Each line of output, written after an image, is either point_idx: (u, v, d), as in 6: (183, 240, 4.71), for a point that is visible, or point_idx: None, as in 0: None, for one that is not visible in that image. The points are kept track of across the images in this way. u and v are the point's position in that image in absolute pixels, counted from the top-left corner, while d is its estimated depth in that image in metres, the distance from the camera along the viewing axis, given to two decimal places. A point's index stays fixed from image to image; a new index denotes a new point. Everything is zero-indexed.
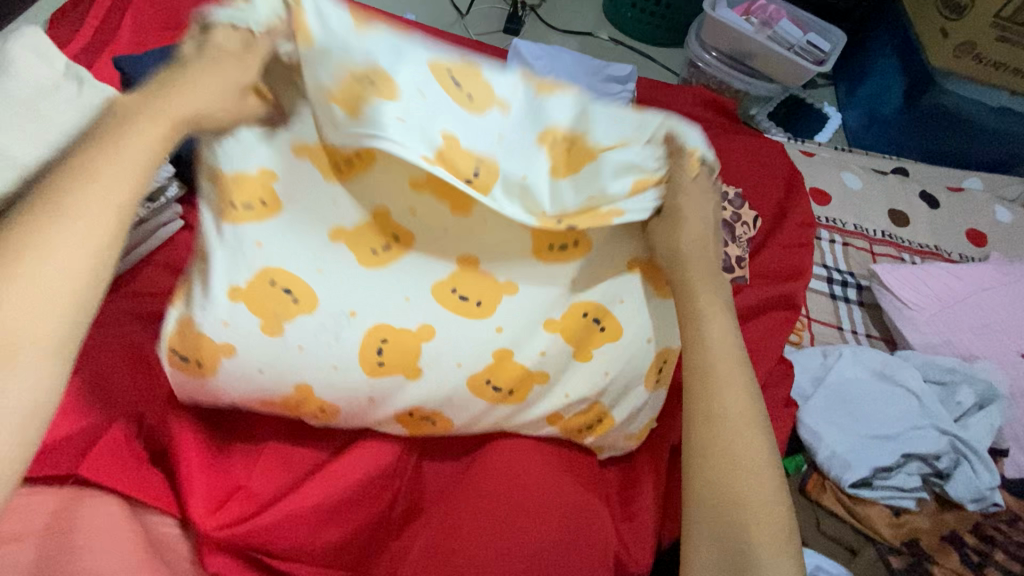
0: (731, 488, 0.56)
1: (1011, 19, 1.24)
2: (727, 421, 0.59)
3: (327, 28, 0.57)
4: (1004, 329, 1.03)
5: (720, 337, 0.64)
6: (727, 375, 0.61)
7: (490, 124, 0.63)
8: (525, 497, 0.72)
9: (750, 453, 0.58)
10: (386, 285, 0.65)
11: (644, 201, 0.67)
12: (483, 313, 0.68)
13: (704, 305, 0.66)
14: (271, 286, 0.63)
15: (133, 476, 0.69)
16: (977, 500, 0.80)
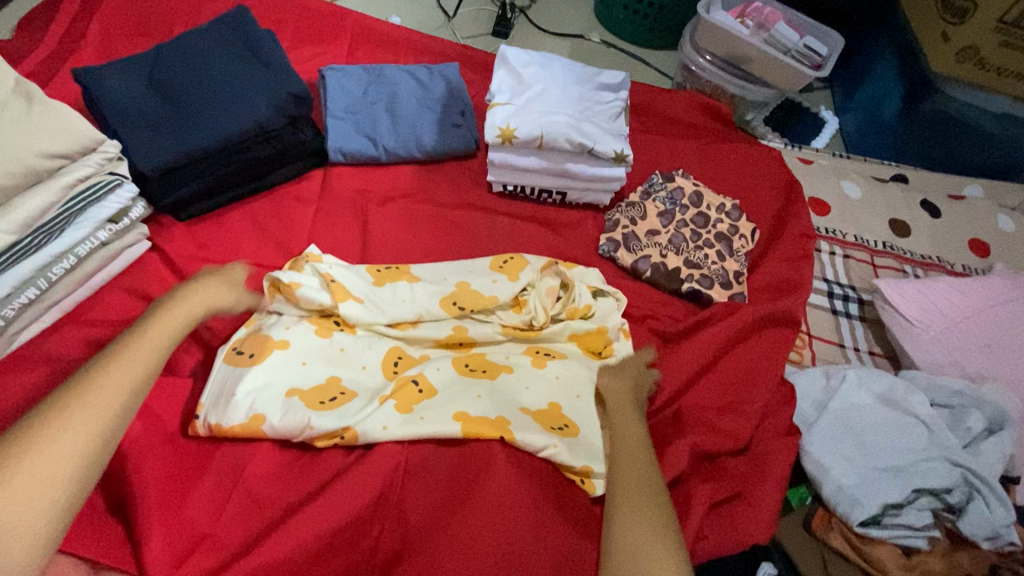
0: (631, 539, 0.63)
1: (1015, 23, 1.18)
2: (627, 489, 0.68)
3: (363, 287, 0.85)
4: (1013, 348, 0.99)
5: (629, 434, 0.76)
6: (631, 458, 0.72)
7: (491, 290, 0.89)
8: (518, 538, 0.67)
9: (649, 511, 0.66)
10: (405, 320, 0.84)
11: (576, 326, 0.90)
12: (465, 349, 0.87)
13: (618, 410, 0.79)
14: (328, 319, 0.83)
15: (97, 536, 0.62)
16: (990, 538, 0.75)
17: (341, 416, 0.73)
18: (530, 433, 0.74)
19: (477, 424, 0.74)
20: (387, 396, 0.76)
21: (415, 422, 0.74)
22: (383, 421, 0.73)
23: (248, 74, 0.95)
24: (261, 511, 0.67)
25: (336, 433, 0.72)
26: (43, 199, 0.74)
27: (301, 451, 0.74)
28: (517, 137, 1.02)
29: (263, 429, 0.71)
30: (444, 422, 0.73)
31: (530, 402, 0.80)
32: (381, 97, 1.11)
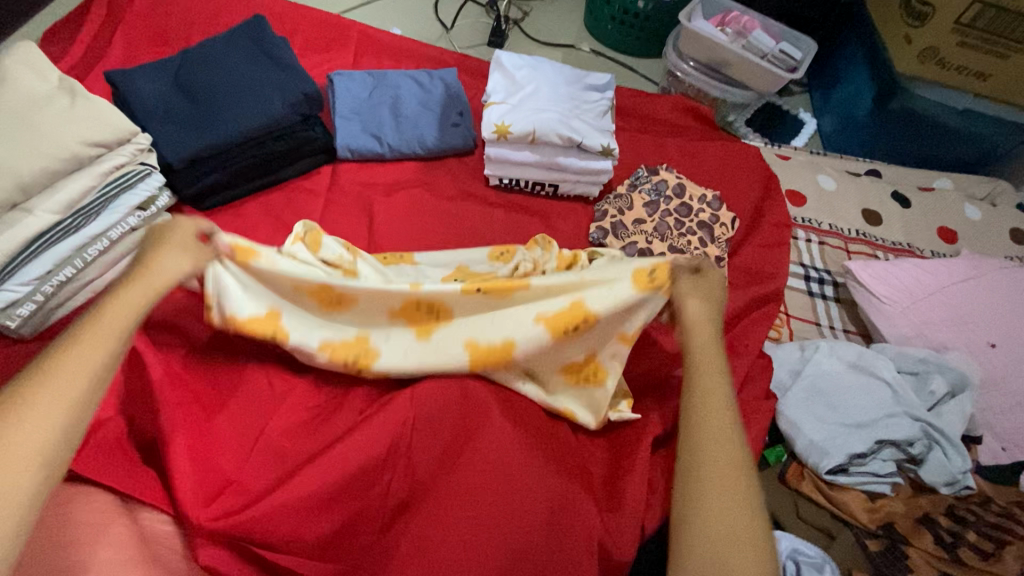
0: (717, 512, 0.61)
1: (972, 25, 1.28)
2: (715, 464, 0.64)
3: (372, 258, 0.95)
4: (976, 321, 1.06)
5: (716, 402, 0.70)
6: (717, 418, 0.68)
7: (484, 266, 0.98)
8: (516, 486, 0.73)
9: (729, 476, 0.63)
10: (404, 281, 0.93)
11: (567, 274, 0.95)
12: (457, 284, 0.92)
13: (701, 359, 0.74)
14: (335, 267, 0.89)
15: (124, 472, 0.69)
16: (950, 483, 0.83)
17: (353, 346, 0.83)
18: (534, 360, 0.84)
19: (485, 351, 0.82)
20: (397, 310, 0.84)
21: (432, 339, 0.83)
22: (402, 347, 0.83)
23: (264, 76, 1.04)
24: (281, 460, 0.74)
25: (359, 344, 0.83)
26: (82, 183, 0.82)
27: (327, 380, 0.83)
28: (512, 133, 1.11)
29: (276, 344, 0.81)
30: (457, 360, 0.83)
31: (545, 305, 0.83)
32: (385, 100, 1.20)
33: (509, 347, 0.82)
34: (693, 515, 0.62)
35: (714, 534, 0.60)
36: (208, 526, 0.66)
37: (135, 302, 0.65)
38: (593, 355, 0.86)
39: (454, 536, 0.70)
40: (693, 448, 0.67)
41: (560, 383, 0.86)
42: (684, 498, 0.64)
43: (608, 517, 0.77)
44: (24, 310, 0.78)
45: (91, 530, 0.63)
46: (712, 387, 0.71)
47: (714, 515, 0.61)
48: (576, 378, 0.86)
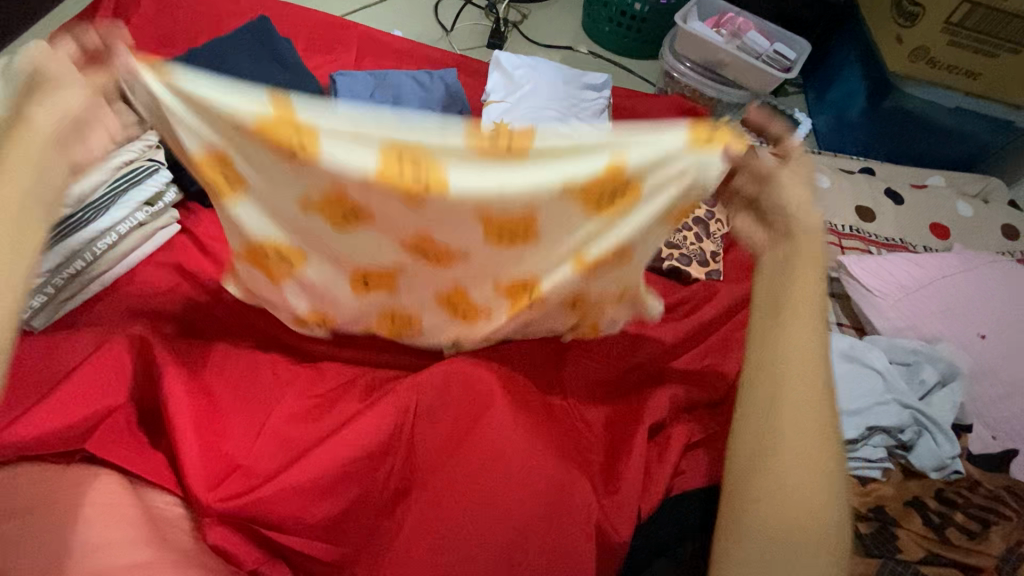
0: (796, 479, 0.52)
1: (961, 24, 1.29)
2: (796, 444, 0.53)
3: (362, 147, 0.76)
4: (968, 313, 1.08)
5: (802, 339, 0.56)
6: (802, 363, 0.55)
7: None
8: (515, 470, 0.75)
9: (815, 437, 0.53)
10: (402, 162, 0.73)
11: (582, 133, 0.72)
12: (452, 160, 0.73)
13: (796, 282, 0.58)
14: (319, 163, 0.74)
15: (138, 457, 0.72)
16: (938, 468, 0.87)
17: (352, 249, 0.71)
18: (545, 258, 0.72)
19: (501, 223, 0.66)
20: (375, 170, 0.61)
21: (427, 214, 0.65)
22: (399, 228, 0.67)
23: (268, 76, 1.06)
24: (286, 445, 0.75)
25: (343, 210, 0.66)
26: (96, 178, 0.84)
27: (326, 270, 0.75)
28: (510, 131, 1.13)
29: (263, 241, 0.72)
30: (472, 248, 0.69)
31: (575, 170, 0.63)
32: (386, 99, 1.22)
33: (533, 230, 0.68)
34: (758, 501, 0.53)
35: (779, 527, 0.52)
36: (216, 507, 0.70)
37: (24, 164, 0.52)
38: (623, 245, 0.70)
39: (456, 517, 0.72)
40: (770, 419, 0.54)
41: (578, 279, 0.74)
42: (752, 479, 0.54)
43: (607, 500, 0.79)
44: (37, 301, 0.82)
45: (102, 510, 0.65)
46: (799, 336, 0.56)
47: (786, 503, 0.52)
48: (595, 270, 0.73)
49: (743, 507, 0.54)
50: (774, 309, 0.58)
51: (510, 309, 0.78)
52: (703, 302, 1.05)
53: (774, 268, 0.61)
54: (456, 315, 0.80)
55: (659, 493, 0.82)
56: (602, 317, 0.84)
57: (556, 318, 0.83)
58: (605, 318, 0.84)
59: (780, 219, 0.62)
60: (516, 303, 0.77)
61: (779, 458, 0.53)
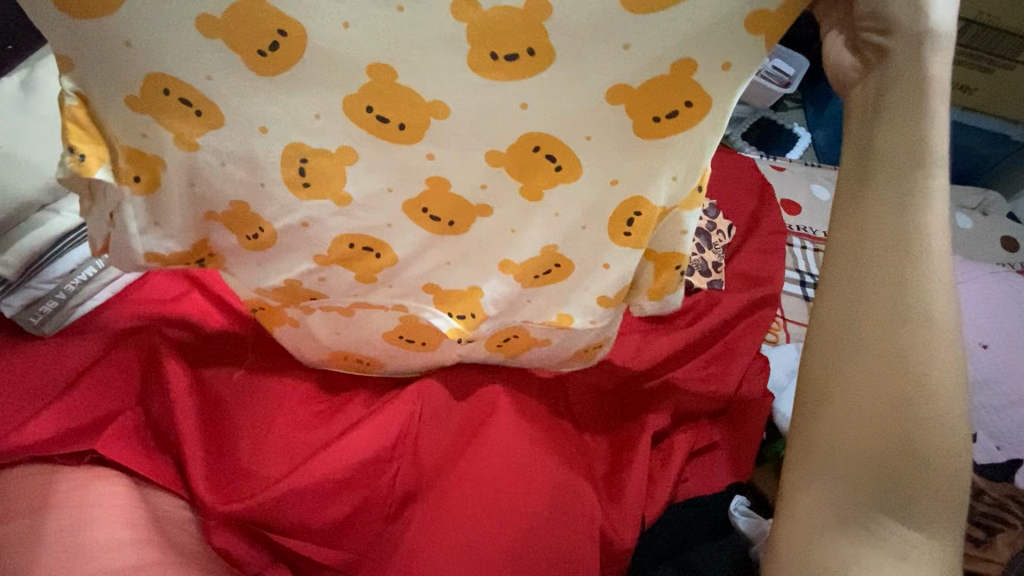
0: (882, 403, 0.43)
1: (954, 41, 1.31)
2: (880, 375, 0.43)
3: (238, 154, 0.57)
4: (969, 321, 1.09)
5: (887, 232, 0.45)
6: (893, 261, 0.44)
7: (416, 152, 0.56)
8: (519, 473, 0.76)
9: (910, 357, 0.43)
10: (302, 91, 0.52)
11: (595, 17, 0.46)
12: (405, 135, 0.54)
13: (880, 162, 0.46)
14: (163, 95, 0.53)
15: (143, 458, 0.73)
16: None
17: (286, 110, 0.54)
18: (553, 104, 0.51)
19: (493, 30, 0.47)
20: None
21: (391, 19, 0.47)
22: (355, 51, 0.49)
23: None
24: (293, 450, 0.76)
25: (271, 27, 0.48)
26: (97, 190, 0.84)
27: (246, 133, 0.55)
28: None
29: (169, 82, 0.52)
30: (449, 91, 0.51)
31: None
32: None
33: (546, 42, 0.48)
34: (848, 425, 0.44)
35: (869, 461, 0.43)
36: (220, 509, 0.71)
37: None
38: (683, 64, 0.48)
39: (466, 519, 0.73)
40: (891, 340, 0.44)
41: (625, 133, 0.53)
42: (845, 398, 0.45)
43: (610, 507, 0.80)
44: (47, 307, 0.79)
45: (107, 508, 0.67)
46: (885, 228, 0.45)
47: (859, 442, 0.44)
48: (655, 116, 0.51)
49: (821, 425, 0.46)
50: (903, 191, 0.45)
51: (513, 201, 0.59)
52: (704, 312, 1.05)
53: (914, 80, 0.44)
54: (433, 222, 0.61)
55: (662, 500, 0.83)
56: (663, 243, 0.61)
57: (597, 245, 0.61)
58: (671, 240, 0.60)
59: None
60: (532, 195, 0.58)
61: (892, 384, 0.43)
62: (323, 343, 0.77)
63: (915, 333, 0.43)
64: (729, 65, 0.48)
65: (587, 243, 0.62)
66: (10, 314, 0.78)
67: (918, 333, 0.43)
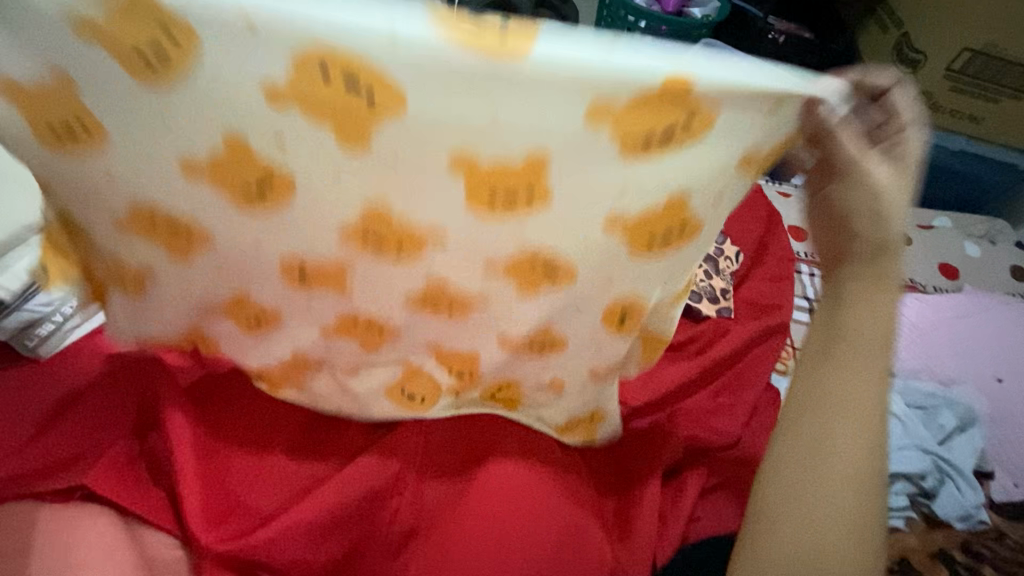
0: (819, 524, 0.54)
1: (961, 71, 1.35)
2: (825, 503, 0.54)
3: (240, 239, 0.61)
4: (982, 355, 1.07)
5: (855, 389, 0.55)
6: (848, 411, 0.55)
7: (417, 261, 0.60)
8: (524, 512, 0.73)
9: (845, 494, 0.54)
10: (305, 212, 0.57)
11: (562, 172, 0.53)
12: (405, 257, 0.60)
13: (846, 327, 0.56)
14: (173, 224, 0.60)
15: (135, 493, 0.70)
16: (964, 518, 0.86)
17: (291, 231, 0.59)
18: (542, 224, 0.56)
19: (478, 179, 0.53)
20: (298, 104, 0.49)
21: (383, 165, 0.53)
22: (358, 184, 0.55)
23: None
24: (290, 484, 0.74)
25: (265, 164, 0.54)
26: None
27: (246, 241, 0.61)
28: None
29: (157, 207, 0.59)
30: (449, 212, 0.56)
31: (610, 92, 0.47)
32: None
33: (541, 183, 0.53)
34: (791, 539, 0.55)
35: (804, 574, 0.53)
36: (214, 548, 0.67)
37: None
38: (674, 193, 0.56)
39: (469, 561, 0.70)
40: (839, 477, 0.54)
41: (607, 248, 0.59)
42: (793, 517, 0.55)
43: (618, 548, 0.77)
44: (43, 330, 0.78)
45: (96, 552, 0.64)
46: (847, 386, 0.55)
47: (800, 554, 0.54)
48: (645, 239, 0.59)
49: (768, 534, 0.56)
50: (863, 361, 0.56)
51: (505, 300, 0.63)
52: (714, 341, 1.03)
53: (874, 275, 0.55)
54: (433, 312, 0.66)
55: (673, 541, 0.80)
56: (655, 325, 0.68)
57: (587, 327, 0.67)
58: (660, 325, 0.69)
59: (886, 145, 0.54)
60: (524, 295, 0.63)
61: (831, 509, 0.54)
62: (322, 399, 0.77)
63: (854, 473, 0.54)
64: (716, 194, 0.57)
65: (581, 325, 0.66)
66: (7, 336, 0.77)
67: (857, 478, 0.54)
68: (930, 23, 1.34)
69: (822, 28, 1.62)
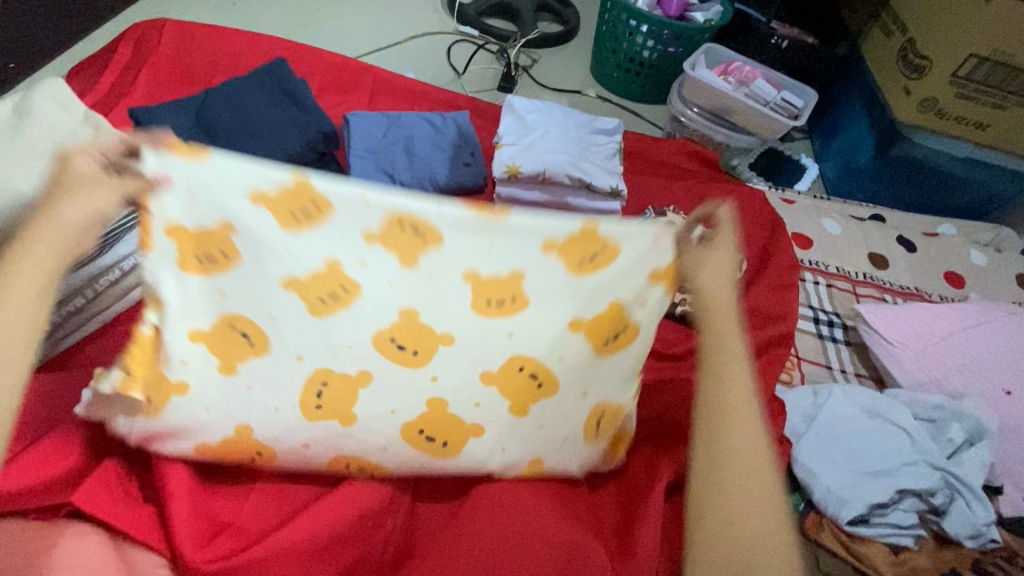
0: (730, 507, 0.64)
1: (968, 77, 1.32)
2: (737, 493, 0.64)
3: (279, 336, 0.66)
4: (990, 367, 1.06)
5: (731, 392, 0.69)
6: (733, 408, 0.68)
7: (429, 371, 0.69)
8: (520, 529, 0.71)
9: (747, 476, 0.65)
10: (344, 325, 0.66)
11: (560, 288, 0.70)
12: (417, 363, 0.69)
13: (721, 345, 0.71)
14: (231, 329, 0.66)
15: (122, 508, 0.68)
16: (974, 536, 0.84)
17: (337, 335, 0.67)
18: (536, 333, 0.70)
19: (488, 287, 0.68)
20: (379, 242, 0.65)
21: (422, 282, 0.67)
22: (395, 298, 0.67)
23: (280, 116, 1.03)
24: (283, 503, 0.73)
25: (330, 284, 0.65)
26: None
27: (285, 361, 0.67)
28: (523, 173, 1.09)
29: (231, 314, 0.66)
30: (461, 327, 0.68)
31: (557, 230, 0.68)
32: (398, 139, 1.17)
33: (524, 293, 0.69)
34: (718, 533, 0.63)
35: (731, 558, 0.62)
36: (202, 569, 0.65)
37: (44, 265, 0.55)
38: (618, 304, 0.74)
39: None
40: (732, 465, 0.66)
41: (585, 351, 0.73)
42: (716, 512, 0.64)
43: (620, 565, 0.74)
44: None
45: (80, 566, 0.62)
46: (723, 389, 0.69)
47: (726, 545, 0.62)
48: (604, 340, 0.74)
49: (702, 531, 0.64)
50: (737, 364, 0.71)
51: (503, 416, 0.72)
52: None
53: (724, 310, 0.73)
54: (431, 443, 0.72)
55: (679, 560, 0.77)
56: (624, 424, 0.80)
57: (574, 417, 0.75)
58: (625, 423, 0.81)
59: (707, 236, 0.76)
60: (519, 407, 0.72)
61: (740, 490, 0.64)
62: (289, 464, 0.73)
63: (743, 455, 0.66)
64: (643, 301, 0.76)
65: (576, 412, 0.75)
66: None
67: (749, 461, 0.65)
68: (933, 30, 1.33)
69: (823, 35, 1.64)
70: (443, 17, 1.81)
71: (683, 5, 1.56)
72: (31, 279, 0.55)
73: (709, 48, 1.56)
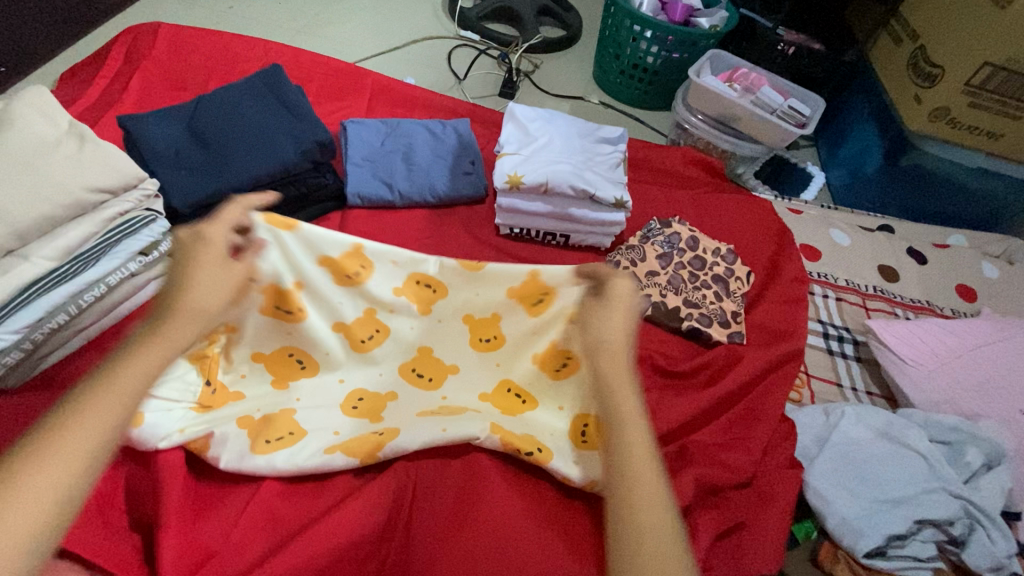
0: None
1: (982, 86, 1.28)
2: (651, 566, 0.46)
3: (337, 352, 0.81)
4: (1006, 388, 1.02)
5: (635, 439, 0.53)
6: (637, 458, 0.52)
7: (443, 391, 0.82)
8: (519, 557, 0.68)
9: (666, 543, 0.47)
10: (378, 360, 0.83)
11: (517, 325, 0.82)
12: (432, 386, 0.82)
13: (615, 382, 0.57)
14: (288, 356, 0.80)
15: (101, 542, 0.65)
16: (995, 569, 0.80)
17: (376, 367, 0.83)
18: (515, 364, 0.83)
19: (480, 327, 0.83)
20: (405, 296, 0.82)
21: (436, 324, 0.84)
22: (421, 336, 0.83)
23: (275, 124, 1.00)
24: (272, 530, 0.70)
25: (370, 328, 0.82)
26: (83, 230, 0.80)
27: (328, 381, 0.81)
28: (524, 183, 1.05)
29: (294, 349, 0.80)
30: (465, 359, 0.84)
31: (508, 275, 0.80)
32: (397, 148, 1.14)
33: (499, 334, 0.83)
34: None
35: None
36: None
37: (158, 355, 0.51)
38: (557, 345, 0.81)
39: None
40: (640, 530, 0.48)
41: (545, 378, 0.82)
42: None
43: None
44: (10, 358, 0.75)
45: None
46: (626, 438, 0.53)
47: None
48: (555, 368, 0.82)
49: None
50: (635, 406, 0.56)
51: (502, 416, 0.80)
52: (726, 370, 0.98)
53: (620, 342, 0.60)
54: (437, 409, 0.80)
55: None
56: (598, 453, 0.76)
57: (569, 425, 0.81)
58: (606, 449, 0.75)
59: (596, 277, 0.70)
60: (510, 412, 0.81)
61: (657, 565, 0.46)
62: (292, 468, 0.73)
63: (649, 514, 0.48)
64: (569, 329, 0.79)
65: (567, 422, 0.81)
66: None
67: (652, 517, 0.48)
68: (945, 38, 1.30)
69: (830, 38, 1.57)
70: (443, 21, 1.78)
71: (688, 10, 1.52)
72: (141, 367, 0.49)
73: (714, 54, 1.51)
